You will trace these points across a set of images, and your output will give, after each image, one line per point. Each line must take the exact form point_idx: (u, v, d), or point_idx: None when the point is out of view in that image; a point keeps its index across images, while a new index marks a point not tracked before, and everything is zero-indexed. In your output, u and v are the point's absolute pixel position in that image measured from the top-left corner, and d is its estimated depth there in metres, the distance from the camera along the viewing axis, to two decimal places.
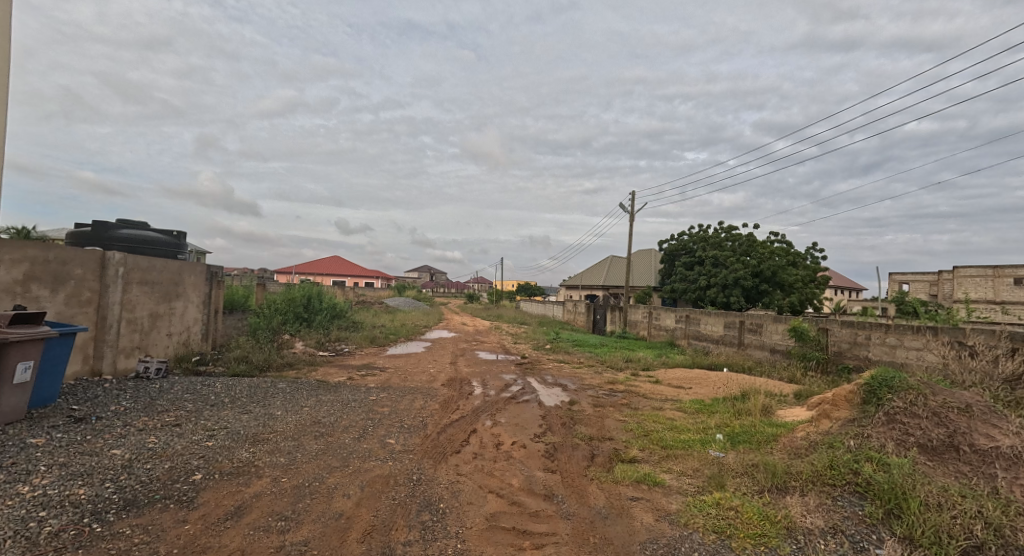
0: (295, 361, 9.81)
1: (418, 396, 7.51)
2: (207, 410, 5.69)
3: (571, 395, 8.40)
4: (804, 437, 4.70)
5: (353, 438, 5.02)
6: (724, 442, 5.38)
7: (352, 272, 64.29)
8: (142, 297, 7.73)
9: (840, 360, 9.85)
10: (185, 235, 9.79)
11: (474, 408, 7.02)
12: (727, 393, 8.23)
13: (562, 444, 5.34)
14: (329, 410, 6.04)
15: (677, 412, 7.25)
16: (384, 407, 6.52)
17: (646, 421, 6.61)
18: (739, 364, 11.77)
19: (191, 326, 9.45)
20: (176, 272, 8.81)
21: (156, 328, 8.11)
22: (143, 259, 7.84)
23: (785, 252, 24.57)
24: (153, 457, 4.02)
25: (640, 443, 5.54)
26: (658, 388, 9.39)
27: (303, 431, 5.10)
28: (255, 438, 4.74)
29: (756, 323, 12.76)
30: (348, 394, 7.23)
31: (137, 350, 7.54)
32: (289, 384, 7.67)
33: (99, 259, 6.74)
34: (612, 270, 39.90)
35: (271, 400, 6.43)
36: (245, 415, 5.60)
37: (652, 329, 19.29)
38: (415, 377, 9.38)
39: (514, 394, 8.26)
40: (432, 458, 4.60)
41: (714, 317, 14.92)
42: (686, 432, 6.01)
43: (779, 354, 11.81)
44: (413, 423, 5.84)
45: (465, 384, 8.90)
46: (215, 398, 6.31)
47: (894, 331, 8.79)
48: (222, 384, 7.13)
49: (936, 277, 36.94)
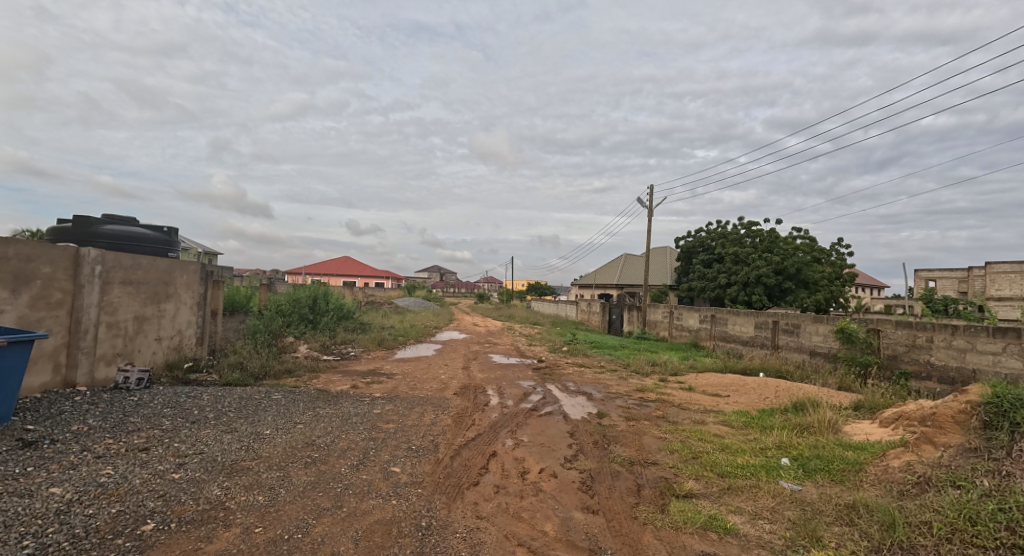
0: (295, 368, 9.06)
1: (428, 408, 6.68)
2: (186, 429, 4.92)
3: (598, 406, 7.53)
4: (907, 469, 3.76)
5: (350, 467, 4.19)
6: (794, 469, 4.46)
7: (361, 273, 63.88)
8: (125, 298, 7.04)
9: (896, 365, 8.85)
10: (176, 231, 9.06)
11: (492, 422, 6.18)
12: (775, 403, 7.29)
13: (600, 473, 4.48)
14: (325, 428, 5.25)
15: (722, 428, 6.33)
16: (389, 423, 5.70)
17: (691, 440, 5.70)
18: (777, 368, 10.79)
19: (184, 329, 8.77)
20: (165, 271, 8.12)
21: (141, 333, 7.43)
22: (127, 256, 7.14)
23: (810, 248, 23.49)
24: (98, 497, 3.23)
25: (692, 470, 4.64)
26: (694, 397, 8.46)
27: (291, 457, 4.29)
28: (232, 468, 3.94)
29: (793, 324, 11.78)
30: (349, 406, 6.43)
31: (118, 357, 6.85)
32: (285, 395, 6.88)
33: (72, 257, 6.03)
34: (626, 269, 38.78)
35: (261, 416, 5.64)
36: (228, 435, 4.82)
37: (674, 330, 18.30)
38: (425, 385, 8.59)
39: (534, 405, 7.42)
40: (446, 495, 3.77)
41: (743, 317, 13.92)
42: (742, 454, 5.11)
43: (821, 358, 10.81)
44: (422, 444, 5.01)
45: (480, 393, 8.07)
46: (199, 413, 5.54)
47: (963, 333, 7.78)
48: (210, 396, 6.36)
49: (967, 273, 35.29)
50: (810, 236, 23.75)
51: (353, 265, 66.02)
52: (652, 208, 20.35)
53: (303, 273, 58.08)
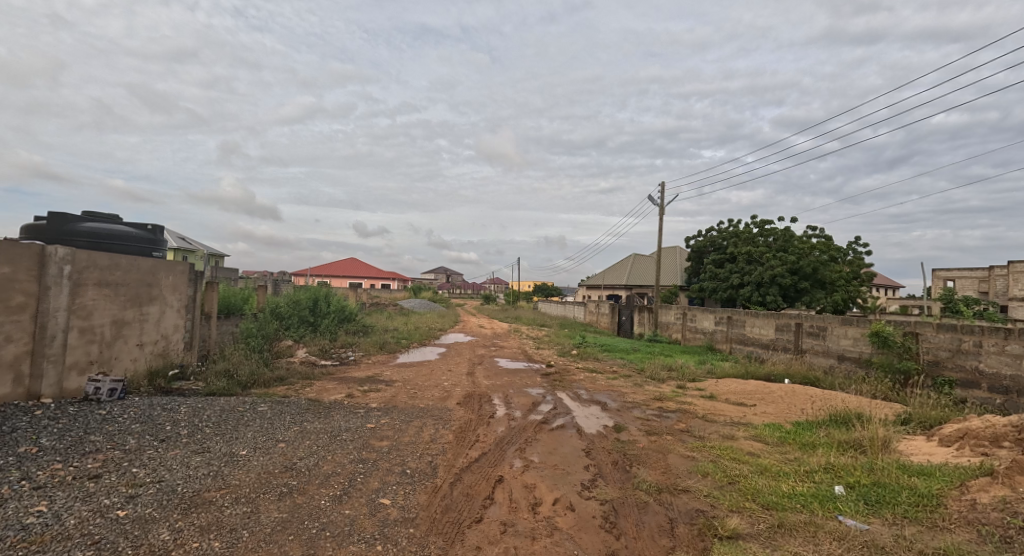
0: (287, 376, 8.47)
1: (428, 422, 6.05)
2: (151, 450, 4.33)
3: (615, 418, 6.88)
4: (1005, 508, 3.07)
5: (331, 499, 3.57)
6: (854, 501, 3.78)
7: (367, 274, 63.74)
8: (101, 301, 6.51)
9: (938, 372, 8.10)
10: (162, 229, 8.52)
11: (498, 439, 5.55)
12: (810, 415, 6.60)
13: (624, 505, 3.82)
14: (310, 448, 4.64)
15: (755, 444, 5.65)
16: (383, 441, 5.08)
17: (723, 460, 5.02)
18: (804, 374, 10.04)
19: (171, 334, 8.23)
20: (149, 272, 7.61)
21: (120, 339, 6.89)
22: (104, 256, 6.61)
23: (826, 247, 22.69)
24: (16, 546, 2.62)
25: (731, 499, 3.97)
26: (718, 407, 7.78)
27: (264, 486, 3.68)
28: (191, 502, 3.33)
29: (819, 326, 11.06)
30: (341, 420, 5.83)
31: (91, 366, 6.30)
32: (272, 406, 6.29)
33: (37, 256, 5.48)
34: (635, 269, 37.96)
35: (239, 433, 5.04)
36: (197, 457, 4.23)
37: (688, 332, 17.60)
38: (426, 393, 7.98)
39: (545, 417, 6.77)
40: (443, 537, 3.14)
41: (763, 319, 13.18)
42: (786, 479, 4.43)
43: (851, 363, 10.08)
44: (419, 468, 4.39)
45: (485, 402, 7.44)
46: (171, 429, 4.95)
47: (1019, 338, 7.02)
48: (187, 408, 5.77)
49: (988, 273, 34.15)
50: (826, 235, 22.92)
51: (359, 266, 65.72)
52: (662, 206, 19.65)
53: (308, 274, 57.91)
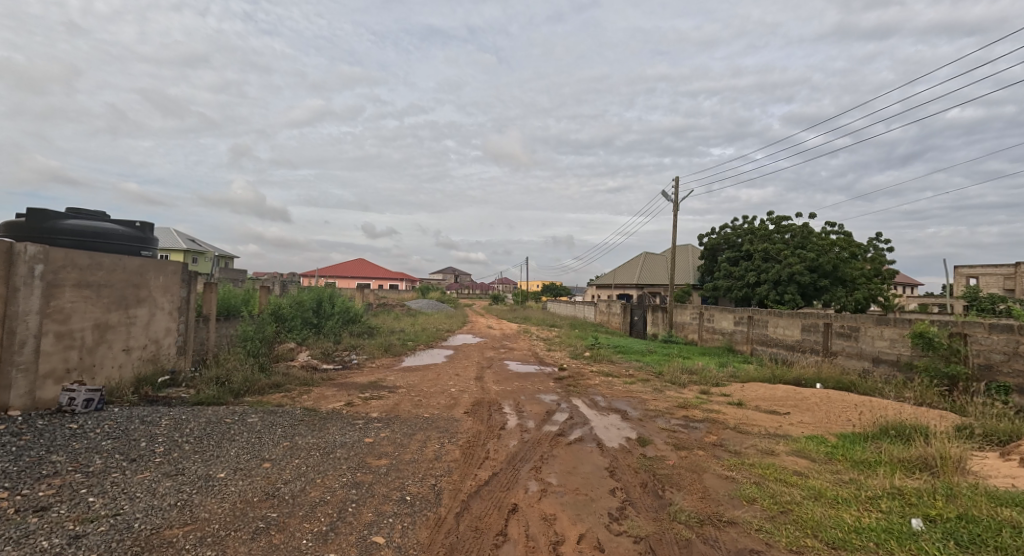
0: (284, 382, 7.95)
1: (432, 435, 5.48)
2: (117, 473, 3.80)
3: (638, 430, 6.26)
4: None
5: (314, 538, 3.00)
6: (940, 541, 3.13)
7: (374, 274, 63.64)
8: (80, 303, 6.03)
9: (991, 377, 7.37)
10: (151, 227, 8.04)
11: (510, 455, 4.97)
12: (856, 427, 5.94)
13: (662, 542, 3.23)
14: (297, 470, 4.08)
15: (800, 462, 5.01)
16: (380, 460, 4.50)
17: (768, 482, 4.38)
18: (838, 379, 9.30)
19: (162, 338, 7.76)
20: (136, 272, 7.14)
21: (103, 344, 6.42)
22: (84, 254, 6.14)
23: (846, 243, 21.86)
24: None
25: (788, 535, 3.33)
26: (749, 416, 7.12)
27: (237, 522, 3.12)
28: (147, 544, 2.78)
29: (850, 327, 10.36)
30: (336, 433, 5.29)
31: (69, 374, 5.82)
32: (263, 417, 5.77)
33: (3, 254, 5.00)
34: (646, 268, 37.10)
35: (222, 450, 4.51)
36: (168, 482, 3.69)
37: (705, 333, 16.89)
38: (432, 401, 7.43)
39: (560, 428, 6.18)
40: None
41: (788, 319, 12.45)
42: (847, 508, 3.78)
43: (888, 366, 9.37)
44: (420, 494, 3.82)
45: (495, 412, 6.86)
46: (145, 447, 4.41)
47: None
48: (169, 421, 5.26)
49: (1014, 269, 32.95)
50: (846, 231, 22.05)
51: (364, 266, 65.44)
52: (677, 202, 18.93)
53: (314, 276, 57.50)
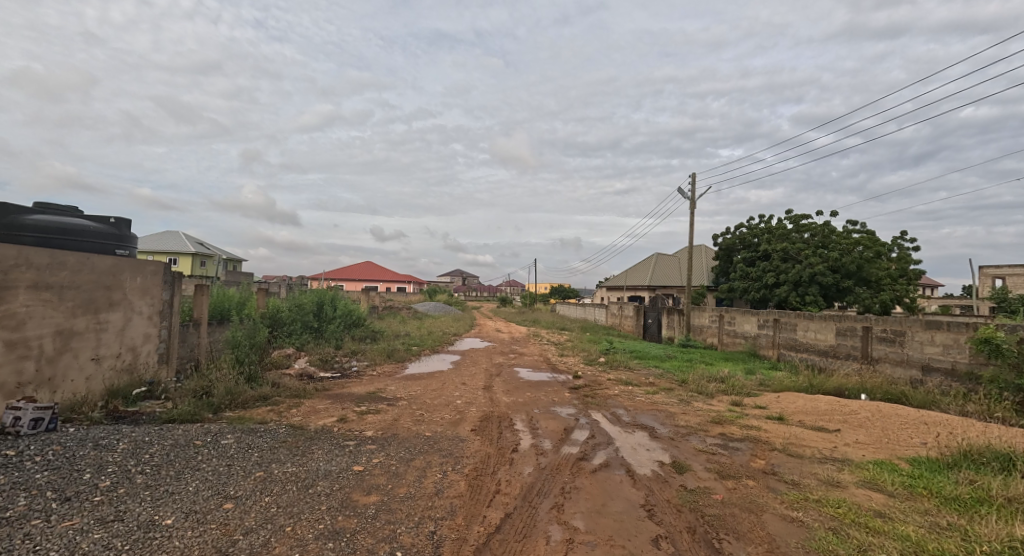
0: (272, 394, 7.23)
1: (434, 461, 4.68)
2: (39, 521, 3.03)
3: (672, 453, 5.41)
4: None
5: None
6: None
7: (382, 277, 63.10)
8: (38, 308, 5.33)
9: None
10: (128, 224, 7.35)
11: (527, 488, 4.16)
12: (931, 452, 5.04)
13: None
14: (262, 516, 3.28)
15: (875, 497, 4.14)
16: (368, 499, 3.68)
17: (847, 529, 3.51)
18: (886, 390, 8.35)
19: (138, 345, 7.04)
20: (107, 272, 6.43)
21: (68, 353, 5.72)
22: (44, 252, 5.45)
23: (870, 241, 20.77)
24: None
25: None
26: (796, 434, 6.23)
27: None
28: None
29: (895, 331, 9.41)
30: (320, 460, 4.50)
31: (21, 389, 5.10)
32: (239, 438, 5.01)
33: None
34: (659, 269, 36.09)
35: (179, 485, 3.74)
36: (96, 534, 2.91)
37: (725, 337, 15.97)
38: (434, 416, 6.64)
39: (582, 451, 5.34)
40: None
41: (820, 322, 11.52)
42: None
43: (941, 375, 8.43)
44: (416, 547, 3.02)
45: (506, 429, 6.06)
46: (85, 483, 3.64)
47: None
48: (127, 445, 4.50)
49: None
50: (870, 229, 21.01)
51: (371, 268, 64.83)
52: (695, 200, 18.03)
53: (322, 279, 56.82)
